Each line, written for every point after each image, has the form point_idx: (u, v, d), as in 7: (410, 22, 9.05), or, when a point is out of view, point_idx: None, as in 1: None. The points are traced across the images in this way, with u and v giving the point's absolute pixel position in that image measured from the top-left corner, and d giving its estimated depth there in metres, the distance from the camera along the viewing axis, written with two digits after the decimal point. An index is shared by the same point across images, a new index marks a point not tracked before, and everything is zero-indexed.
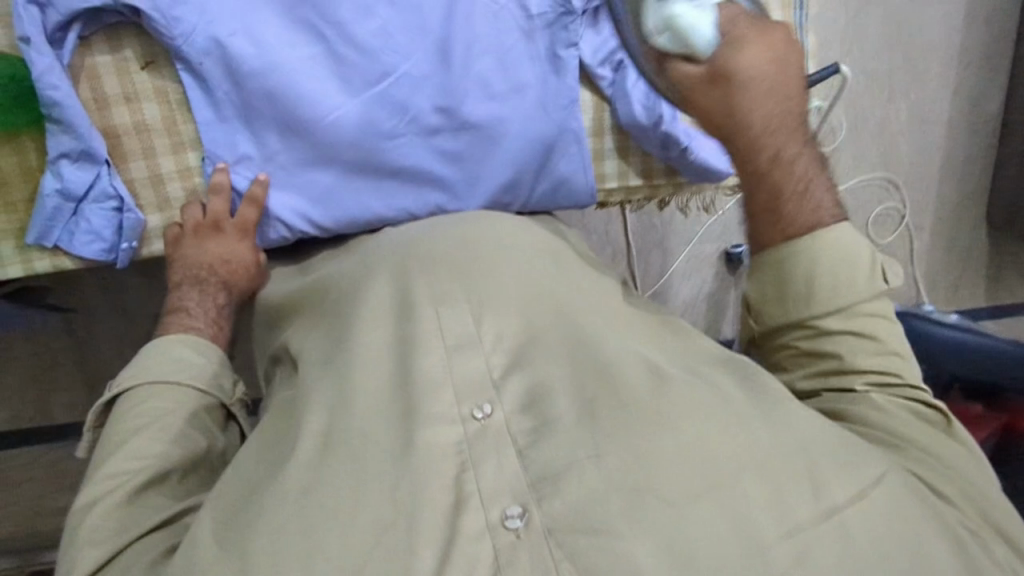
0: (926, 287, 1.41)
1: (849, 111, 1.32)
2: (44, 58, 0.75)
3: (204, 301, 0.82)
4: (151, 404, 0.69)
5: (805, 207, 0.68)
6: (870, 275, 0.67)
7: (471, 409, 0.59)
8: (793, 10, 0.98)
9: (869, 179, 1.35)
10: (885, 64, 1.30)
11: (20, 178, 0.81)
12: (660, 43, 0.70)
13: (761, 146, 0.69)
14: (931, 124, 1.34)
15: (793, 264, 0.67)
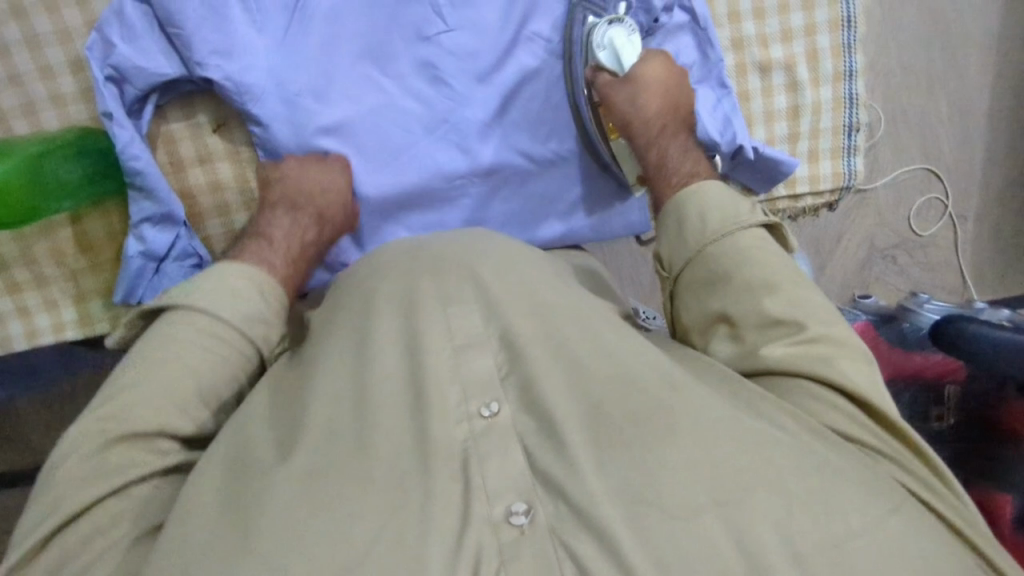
0: (976, 276, 1.43)
1: (888, 104, 1.31)
2: (126, 131, 0.82)
3: (291, 231, 0.81)
4: (191, 333, 0.66)
5: (687, 160, 0.82)
6: (752, 213, 0.71)
7: (477, 406, 0.58)
8: (842, 30, 1.04)
9: (909, 171, 1.36)
10: (921, 60, 1.30)
11: (107, 241, 0.92)
12: (601, 58, 0.86)
13: (647, 126, 0.84)
14: (970, 116, 1.34)
15: (684, 206, 0.74)
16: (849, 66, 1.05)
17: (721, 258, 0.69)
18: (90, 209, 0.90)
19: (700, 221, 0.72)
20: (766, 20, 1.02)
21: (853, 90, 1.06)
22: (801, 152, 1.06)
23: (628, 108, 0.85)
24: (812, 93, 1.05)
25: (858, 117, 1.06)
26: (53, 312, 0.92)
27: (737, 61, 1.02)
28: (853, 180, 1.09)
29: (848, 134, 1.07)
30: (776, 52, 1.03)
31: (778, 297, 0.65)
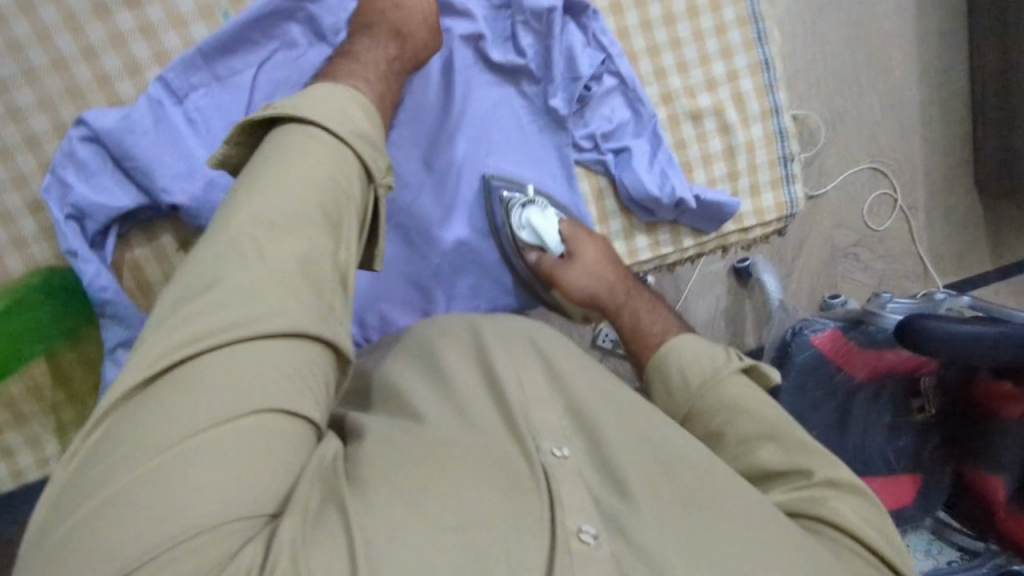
0: (933, 260, 1.49)
1: (826, 110, 1.36)
2: (91, 265, 0.84)
3: (375, 47, 0.84)
4: (310, 143, 0.69)
5: (654, 316, 0.90)
6: (727, 363, 0.79)
7: (551, 447, 0.65)
8: (762, 71, 1.01)
9: (857, 171, 1.41)
10: (851, 64, 1.36)
11: (85, 371, 0.91)
12: (522, 237, 0.93)
13: (608, 294, 0.93)
14: (905, 109, 1.41)
15: (668, 367, 0.82)
16: (774, 101, 1.02)
17: (716, 414, 0.76)
18: (67, 346, 0.90)
19: (682, 372, 0.80)
20: (689, 73, 1.00)
21: (781, 124, 1.02)
22: (742, 190, 1.03)
23: (586, 282, 0.92)
24: (742, 134, 1.02)
25: (791, 147, 1.03)
26: (36, 448, 0.92)
27: (668, 114, 1.00)
28: (797, 209, 1.05)
29: (785, 164, 1.03)
30: (704, 100, 1.01)
31: (774, 449, 0.71)
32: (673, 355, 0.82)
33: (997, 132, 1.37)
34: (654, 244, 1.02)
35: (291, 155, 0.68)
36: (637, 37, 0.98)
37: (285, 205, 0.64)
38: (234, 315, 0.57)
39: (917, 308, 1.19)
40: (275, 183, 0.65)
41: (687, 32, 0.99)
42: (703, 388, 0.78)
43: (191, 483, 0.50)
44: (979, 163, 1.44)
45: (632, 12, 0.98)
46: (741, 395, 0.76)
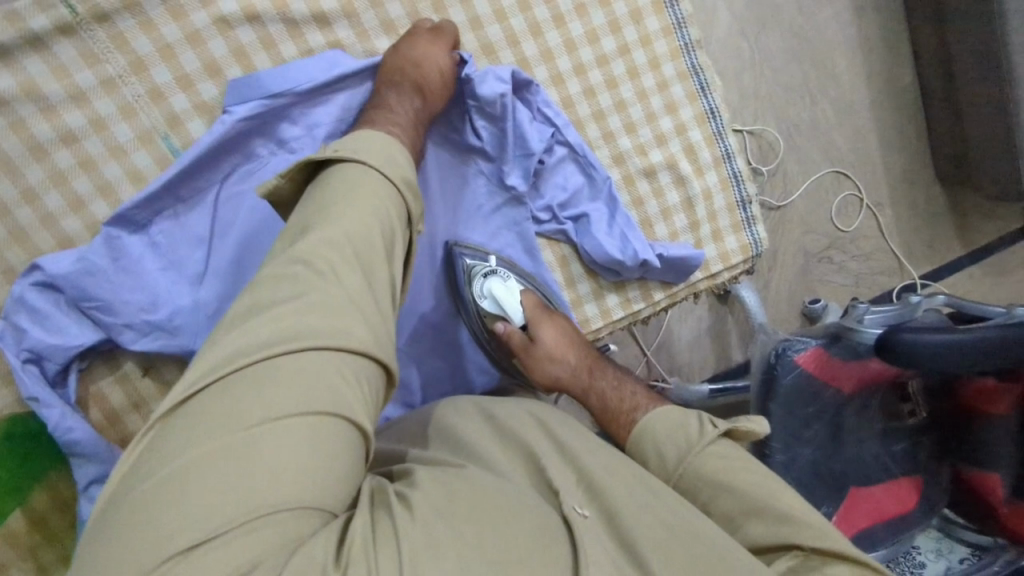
0: (906, 256, 1.47)
1: (780, 123, 1.35)
2: (55, 410, 0.78)
3: (401, 101, 0.84)
4: (367, 180, 0.71)
5: (624, 391, 0.86)
6: (702, 436, 0.75)
7: (572, 505, 0.63)
8: (708, 120, 1.01)
9: (818, 177, 1.39)
10: (799, 74, 1.35)
11: (58, 512, 0.84)
12: (482, 305, 0.91)
13: (575, 374, 0.88)
14: (856, 113, 1.40)
15: (643, 445, 0.78)
16: (725, 147, 1.02)
17: (697, 487, 0.73)
18: (39, 490, 0.83)
19: (654, 443, 0.77)
20: (637, 132, 0.98)
21: (735, 168, 1.02)
22: (705, 238, 1.01)
23: (552, 367, 0.88)
24: (698, 183, 1.00)
25: (748, 191, 1.02)
26: None
27: (621, 174, 0.98)
28: (762, 249, 1.04)
29: (744, 208, 1.03)
30: (656, 156, 0.99)
31: (764, 520, 0.68)
32: (648, 437, 0.78)
33: (951, 121, 1.36)
34: (626, 301, 0.99)
35: (348, 187, 0.69)
36: (581, 104, 0.97)
37: (353, 232, 0.66)
38: (300, 324, 0.59)
39: (895, 315, 1.16)
40: (334, 216, 0.67)
41: (630, 93, 0.98)
42: (683, 461, 0.75)
43: (252, 467, 0.51)
44: (936, 153, 1.43)
45: (573, 80, 0.96)
46: (728, 454, 0.74)
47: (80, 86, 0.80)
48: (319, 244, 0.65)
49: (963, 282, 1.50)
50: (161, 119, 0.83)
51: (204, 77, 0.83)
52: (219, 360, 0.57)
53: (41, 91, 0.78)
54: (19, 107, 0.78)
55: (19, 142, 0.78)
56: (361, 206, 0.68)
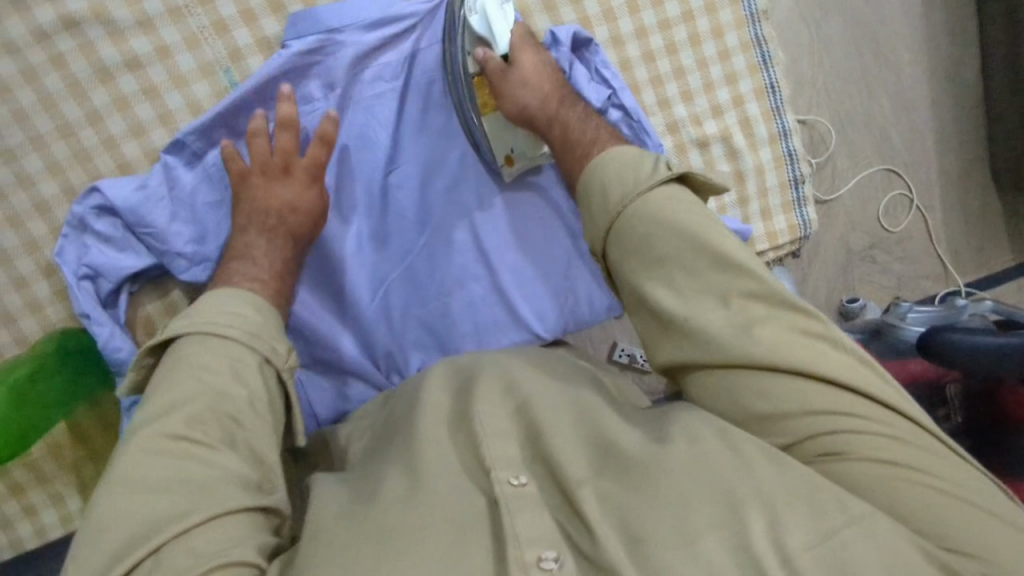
0: (955, 260, 1.45)
1: (834, 115, 1.35)
2: (105, 328, 0.83)
3: (267, 250, 0.80)
4: (206, 356, 0.66)
5: (589, 130, 0.84)
6: (652, 174, 0.74)
7: (507, 476, 0.60)
8: (768, 94, 1.05)
9: (870, 174, 1.38)
10: (859, 66, 1.34)
11: (102, 432, 0.91)
12: (472, 22, 0.86)
13: (544, 102, 0.86)
14: (915, 111, 1.39)
15: (591, 179, 0.77)
16: (783, 126, 1.06)
17: (635, 226, 0.72)
18: (85, 409, 0.90)
19: (601, 179, 0.76)
20: (694, 101, 1.02)
21: (791, 147, 1.07)
22: (754, 215, 1.06)
23: (521, 92, 0.85)
24: (752, 157, 1.05)
25: (801, 171, 1.07)
26: (59, 505, 0.92)
27: (675, 143, 1.01)
28: (810, 230, 1.08)
29: (796, 187, 1.07)
30: (711, 127, 1.03)
31: (693, 267, 0.69)
32: (602, 168, 0.77)
33: (1014, 123, 1.35)
34: None
35: (188, 364, 0.65)
36: (640, 68, 0.99)
37: (192, 408, 0.62)
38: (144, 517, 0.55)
39: (939, 315, 1.19)
40: (173, 399, 0.63)
41: (690, 60, 1.01)
42: (625, 207, 0.73)
43: None
44: (995, 156, 1.42)
45: (634, 43, 0.98)
46: (662, 210, 0.71)
47: (148, 13, 0.84)
48: (161, 433, 0.60)
49: (1011, 291, 1.48)
50: (223, 51, 0.87)
51: (267, 13, 0.87)
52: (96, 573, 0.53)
53: (110, 15, 0.83)
54: (87, 29, 0.82)
55: (87, 65, 0.83)
56: (208, 378, 0.65)
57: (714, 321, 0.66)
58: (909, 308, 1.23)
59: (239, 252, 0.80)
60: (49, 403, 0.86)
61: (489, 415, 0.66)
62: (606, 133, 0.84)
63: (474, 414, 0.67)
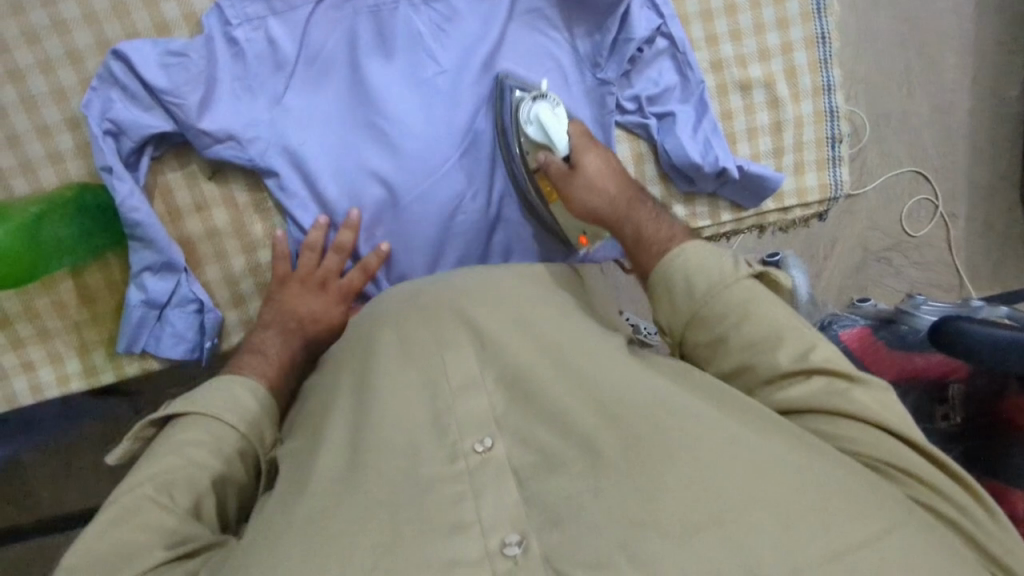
0: (970, 275, 1.42)
1: (871, 108, 1.32)
2: (125, 184, 0.80)
3: (280, 346, 0.79)
4: (198, 440, 0.66)
5: (662, 226, 0.76)
6: (736, 270, 0.69)
7: (472, 442, 0.58)
8: (818, 45, 0.99)
9: (897, 175, 1.36)
10: (903, 62, 1.31)
11: (108, 294, 0.87)
12: (527, 132, 0.82)
13: (614, 204, 0.79)
14: (954, 115, 1.35)
15: (668, 272, 0.71)
16: (828, 80, 1.00)
17: (720, 317, 0.68)
18: (93, 269, 0.87)
19: (684, 272, 0.70)
20: (742, 41, 0.99)
21: (833, 104, 1.01)
22: (786, 167, 1.01)
23: (588, 195, 0.80)
24: (793, 109, 1.00)
25: (841, 129, 1.02)
26: (57, 365, 0.88)
27: (716, 82, 0.99)
28: (841, 192, 1.03)
29: (832, 145, 1.02)
30: (755, 71, 0.99)
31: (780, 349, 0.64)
32: (686, 256, 0.71)
33: None
34: (693, 214, 0.99)
35: (178, 443, 0.65)
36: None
37: (174, 482, 0.62)
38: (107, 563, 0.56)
39: (954, 310, 1.17)
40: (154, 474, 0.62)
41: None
42: (707, 298, 0.68)
43: None
44: None
45: None
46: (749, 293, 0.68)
47: None
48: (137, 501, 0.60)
49: None
50: None
51: None
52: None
53: None
54: None
55: None
56: (195, 456, 0.65)
57: (800, 392, 0.62)
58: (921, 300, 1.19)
59: (252, 343, 0.80)
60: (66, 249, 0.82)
61: (452, 366, 0.65)
62: (681, 231, 0.75)
63: (447, 355, 0.66)
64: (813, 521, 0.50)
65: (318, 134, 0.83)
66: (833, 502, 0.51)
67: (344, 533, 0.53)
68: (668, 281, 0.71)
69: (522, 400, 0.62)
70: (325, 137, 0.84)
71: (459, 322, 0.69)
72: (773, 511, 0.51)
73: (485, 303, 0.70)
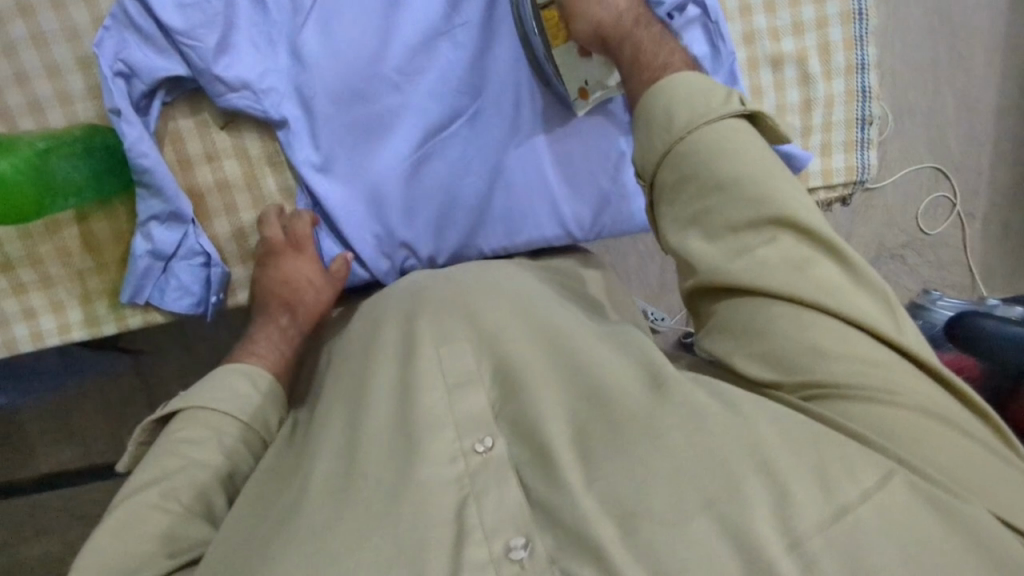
0: (983, 276, 1.40)
1: (894, 101, 1.30)
2: (134, 128, 0.78)
3: (271, 329, 0.81)
4: (195, 440, 0.68)
5: (664, 50, 0.73)
6: (724, 104, 0.64)
7: (472, 442, 0.57)
8: (854, 21, 0.97)
9: (917, 171, 1.34)
10: (931, 54, 1.28)
11: (114, 242, 0.86)
12: None
13: (621, 26, 0.74)
14: (978, 111, 1.33)
15: (654, 100, 0.66)
16: (862, 58, 0.99)
17: (693, 157, 0.63)
18: (99, 215, 0.85)
19: (671, 101, 0.65)
20: (775, 13, 0.96)
21: (865, 83, 1.00)
22: (814, 147, 1.00)
23: (596, 7, 0.73)
24: (824, 86, 0.99)
25: (872, 110, 1.00)
26: (59, 313, 0.86)
27: (748, 55, 0.96)
28: (868, 175, 1.02)
29: (862, 127, 1.00)
30: (788, 45, 0.97)
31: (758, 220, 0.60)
32: (676, 88, 0.65)
33: None
34: None
35: (176, 445, 0.67)
36: None
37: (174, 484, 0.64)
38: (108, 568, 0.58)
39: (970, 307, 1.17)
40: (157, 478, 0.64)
41: None
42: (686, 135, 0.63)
43: None
44: None
45: None
46: (721, 142, 0.62)
47: None
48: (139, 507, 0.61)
49: None
50: None
51: None
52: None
53: None
54: None
55: None
56: (190, 454, 0.67)
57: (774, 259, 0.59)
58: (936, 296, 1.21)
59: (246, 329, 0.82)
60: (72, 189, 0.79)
61: (449, 360, 0.63)
62: (682, 61, 0.72)
63: (440, 349, 0.64)
64: (813, 489, 0.51)
65: (335, 85, 0.81)
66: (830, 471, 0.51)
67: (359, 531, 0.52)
68: (652, 115, 0.66)
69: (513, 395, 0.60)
70: (345, 88, 0.81)
71: (459, 310, 0.67)
72: (772, 487, 0.51)
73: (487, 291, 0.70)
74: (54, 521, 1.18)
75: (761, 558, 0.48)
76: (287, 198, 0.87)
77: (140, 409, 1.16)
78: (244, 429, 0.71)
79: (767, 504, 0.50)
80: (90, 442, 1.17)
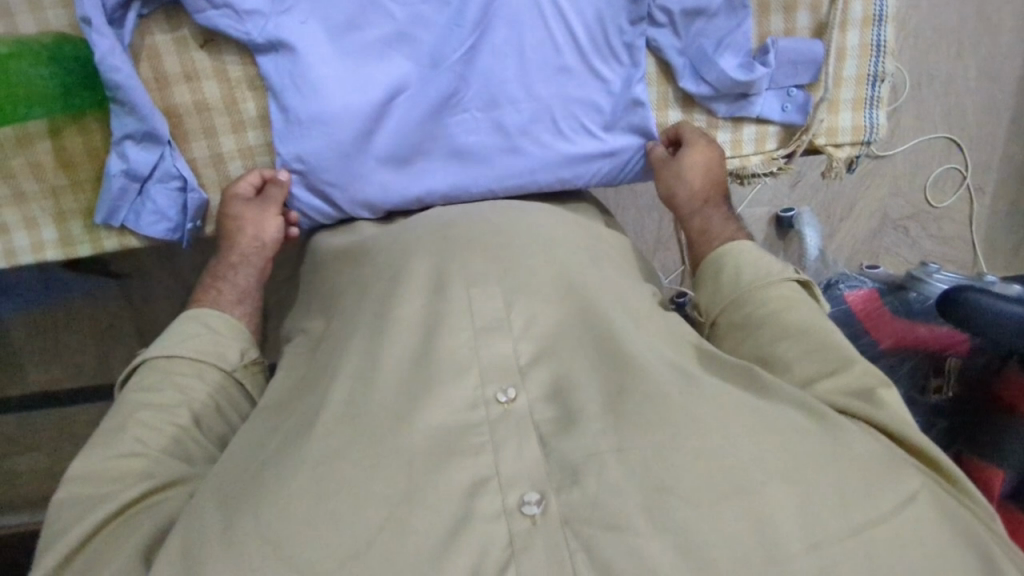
0: (986, 251, 1.37)
1: (914, 65, 1.23)
2: (107, 40, 0.72)
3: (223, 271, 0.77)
4: (161, 391, 0.65)
5: (727, 229, 0.78)
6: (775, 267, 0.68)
7: (494, 391, 0.55)
8: None
9: (931, 140, 1.28)
10: (959, 16, 1.21)
11: (86, 159, 0.80)
12: None
13: (697, 206, 0.79)
14: (1002, 81, 1.26)
15: (723, 259, 0.71)
16: (881, 9, 0.84)
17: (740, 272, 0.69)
18: (72, 129, 0.79)
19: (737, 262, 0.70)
20: None
21: (882, 37, 0.85)
22: (823, 101, 0.85)
23: (676, 182, 0.79)
24: (837, 38, 0.84)
25: (887, 66, 0.85)
26: (32, 231, 0.81)
27: None
28: (876, 137, 0.87)
29: (873, 84, 0.86)
30: None
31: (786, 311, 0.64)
32: (728, 261, 0.70)
33: None
34: (738, 141, 0.86)
35: (151, 396, 0.64)
36: None
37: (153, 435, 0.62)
38: (102, 492, 0.57)
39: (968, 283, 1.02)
40: (126, 425, 0.62)
41: None
42: (751, 289, 0.67)
43: None
44: None
45: None
46: (777, 300, 0.65)
47: None
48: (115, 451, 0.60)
49: None
50: None
51: None
52: (70, 516, 0.55)
53: None
54: None
55: None
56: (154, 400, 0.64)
57: (772, 330, 0.63)
58: (925, 268, 1.04)
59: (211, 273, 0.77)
60: (38, 98, 0.73)
61: (476, 301, 0.60)
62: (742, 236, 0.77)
63: (470, 290, 0.61)
64: (831, 498, 0.48)
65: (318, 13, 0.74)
66: (846, 470, 0.50)
67: (337, 482, 0.50)
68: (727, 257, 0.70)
69: (547, 355, 0.58)
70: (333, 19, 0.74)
71: (491, 257, 0.64)
72: (793, 487, 0.48)
73: (517, 240, 0.66)
74: (41, 436, 1.15)
75: (777, 549, 0.46)
76: (267, 124, 0.80)
77: (126, 333, 1.11)
78: (210, 367, 0.68)
79: (790, 497, 0.48)
80: (78, 364, 1.12)
